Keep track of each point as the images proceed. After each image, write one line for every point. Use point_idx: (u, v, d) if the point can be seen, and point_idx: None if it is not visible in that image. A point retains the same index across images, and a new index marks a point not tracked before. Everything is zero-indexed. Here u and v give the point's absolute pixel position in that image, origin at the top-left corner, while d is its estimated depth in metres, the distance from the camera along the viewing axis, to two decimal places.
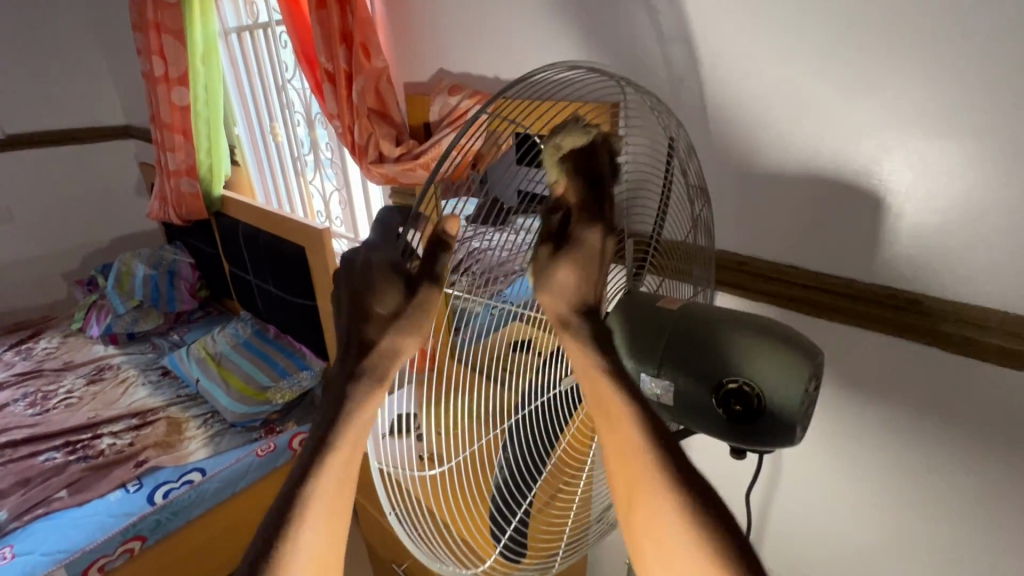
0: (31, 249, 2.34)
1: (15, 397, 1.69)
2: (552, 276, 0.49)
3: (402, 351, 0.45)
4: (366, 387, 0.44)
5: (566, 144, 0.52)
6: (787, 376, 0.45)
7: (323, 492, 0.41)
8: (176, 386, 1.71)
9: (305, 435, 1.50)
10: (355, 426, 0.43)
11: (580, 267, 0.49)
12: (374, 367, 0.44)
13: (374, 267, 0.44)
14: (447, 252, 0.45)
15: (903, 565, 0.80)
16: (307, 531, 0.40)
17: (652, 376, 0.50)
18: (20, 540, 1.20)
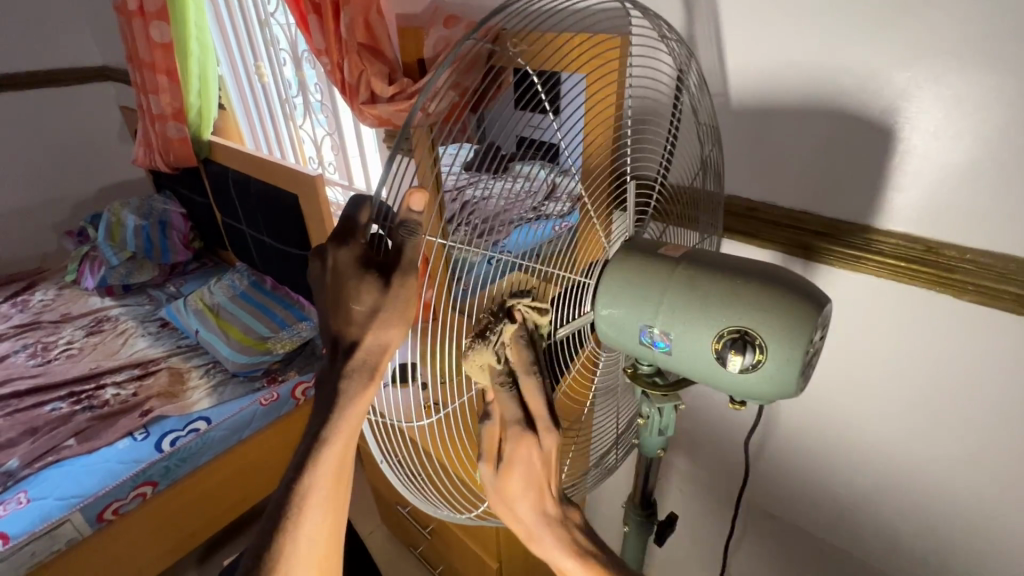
0: (18, 199, 2.28)
1: (15, 349, 1.70)
2: (498, 482, 0.53)
3: (389, 344, 0.43)
4: (358, 383, 0.44)
5: (477, 364, 0.47)
6: (791, 324, 0.43)
7: (332, 452, 0.45)
8: (175, 337, 1.71)
9: (308, 384, 1.53)
10: (346, 422, 0.45)
11: (526, 475, 0.52)
12: (363, 363, 0.43)
13: (341, 269, 0.40)
14: (418, 238, 0.40)
15: (892, 502, 0.83)
16: (316, 479, 0.45)
17: (652, 325, 0.48)
18: (33, 486, 1.22)
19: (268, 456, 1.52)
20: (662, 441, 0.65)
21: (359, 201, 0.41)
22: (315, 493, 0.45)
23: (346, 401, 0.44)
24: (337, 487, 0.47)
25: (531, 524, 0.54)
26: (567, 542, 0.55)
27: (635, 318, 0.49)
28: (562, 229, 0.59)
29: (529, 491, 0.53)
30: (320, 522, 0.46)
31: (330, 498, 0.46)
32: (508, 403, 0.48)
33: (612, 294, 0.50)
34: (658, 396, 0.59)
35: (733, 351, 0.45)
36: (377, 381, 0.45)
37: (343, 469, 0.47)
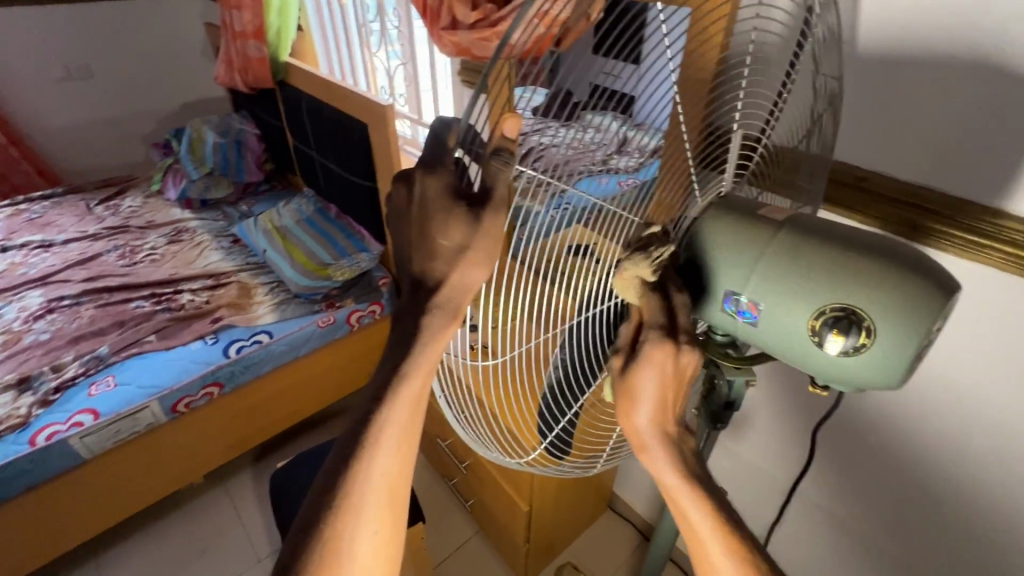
0: (112, 108, 2.42)
1: (107, 248, 1.84)
2: (626, 382, 0.48)
3: (474, 284, 0.40)
4: (441, 320, 0.41)
5: (629, 275, 0.45)
6: (908, 306, 0.38)
7: (410, 386, 0.43)
8: (245, 254, 1.80)
9: (362, 313, 1.59)
10: (426, 358, 0.42)
11: (658, 379, 0.46)
12: (448, 300, 0.40)
13: (429, 201, 0.37)
14: (510, 169, 0.37)
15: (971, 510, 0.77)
16: (393, 413, 0.43)
17: (739, 294, 0.45)
18: (120, 372, 1.35)
19: (323, 375, 1.61)
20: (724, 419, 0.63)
21: (446, 124, 0.37)
22: (391, 428, 0.43)
23: (428, 336, 0.41)
24: (412, 426, 0.44)
25: (654, 445, 0.49)
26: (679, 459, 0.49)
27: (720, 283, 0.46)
28: (629, 185, 0.52)
29: (657, 394, 0.47)
30: (390, 460, 0.43)
31: (403, 434, 0.44)
32: (659, 311, 0.46)
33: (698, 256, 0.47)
34: (731, 368, 0.56)
35: (836, 330, 0.40)
36: (458, 321, 0.42)
37: (418, 407, 0.44)
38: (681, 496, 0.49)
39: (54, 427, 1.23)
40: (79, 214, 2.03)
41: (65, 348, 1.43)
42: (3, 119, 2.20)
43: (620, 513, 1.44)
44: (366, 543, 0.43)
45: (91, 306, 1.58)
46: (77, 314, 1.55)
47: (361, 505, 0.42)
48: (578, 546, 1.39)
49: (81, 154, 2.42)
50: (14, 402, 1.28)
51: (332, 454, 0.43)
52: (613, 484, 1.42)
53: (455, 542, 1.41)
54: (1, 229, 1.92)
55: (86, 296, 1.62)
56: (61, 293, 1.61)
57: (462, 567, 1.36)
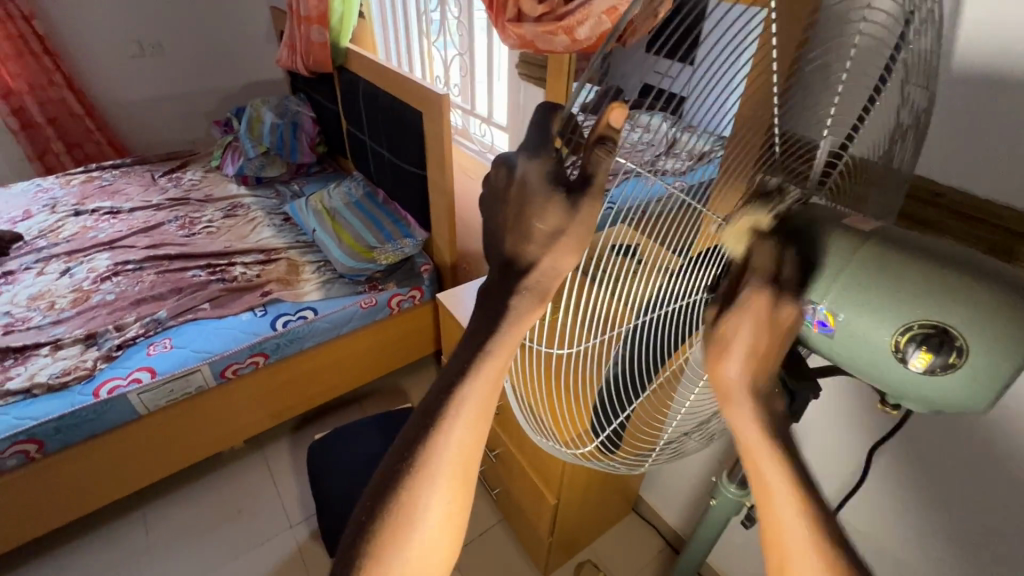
0: (179, 86, 2.54)
1: (169, 218, 1.94)
2: (722, 331, 0.44)
3: (562, 270, 0.40)
4: (527, 303, 0.42)
5: (742, 222, 0.44)
6: (1009, 332, 0.37)
7: (492, 363, 0.44)
8: (296, 233, 1.87)
9: (403, 298, 1.63)
10: (511, 336, 0.43)
11: (754, 330, 0.43)
12: (536, 284, 0.41)
13: (530, 185, 0.36)
14: (613, 159, 0.36)
15: None
16: (473, 388, 0.44)
17: (817, 303, 0.43)
18: (176, 336, 1.43)
19: (363, 354, 1.67)
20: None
21: (548, 115, 0.37)
22: (470, 401, 0.44)
23: (514, 318, 0.42)
24: (488, 402, 0.45)
25: (742, 402, 0.46)
26: (768, 416, 0.46)
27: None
28: (676, 189, 0.44)
29: (755, 346, 0.44)
30: (463, 432, 0.44)
31: (481, 408, 0.45)
32: (770, 249, 0.42)
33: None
34: (795, 379, 0.55)
35: (924, 349, 0.39)
36: (544, 304, 0.43)
37: (496, 385, 0.45)
38: (763, 457, 0.47)
39: (116, 381, 1.31)
40: (145, 184, 2.14)
41: (128, 309, 1.52)
42: (82, 91, 2.33)
43: (646, 517, 1.43)
44: (438, 511, 0.45)
45: (152, 272, 1.67)
46: (140, 279, 1.64)
47: (438, 473, 0.44)
48: (601, 544, 1.40)
49: (147, 127, 2.55)
50: (81, 355, 1.37)
51: (410, 421, 0.45)
52: (639, 488, 1.41)
53: (478, 528, 1.44)
54: (75, 194, 2.05)
55: (148, 262, 1.71)
56: (126, 258, 1.71)
57: (484, 553, 1.38)
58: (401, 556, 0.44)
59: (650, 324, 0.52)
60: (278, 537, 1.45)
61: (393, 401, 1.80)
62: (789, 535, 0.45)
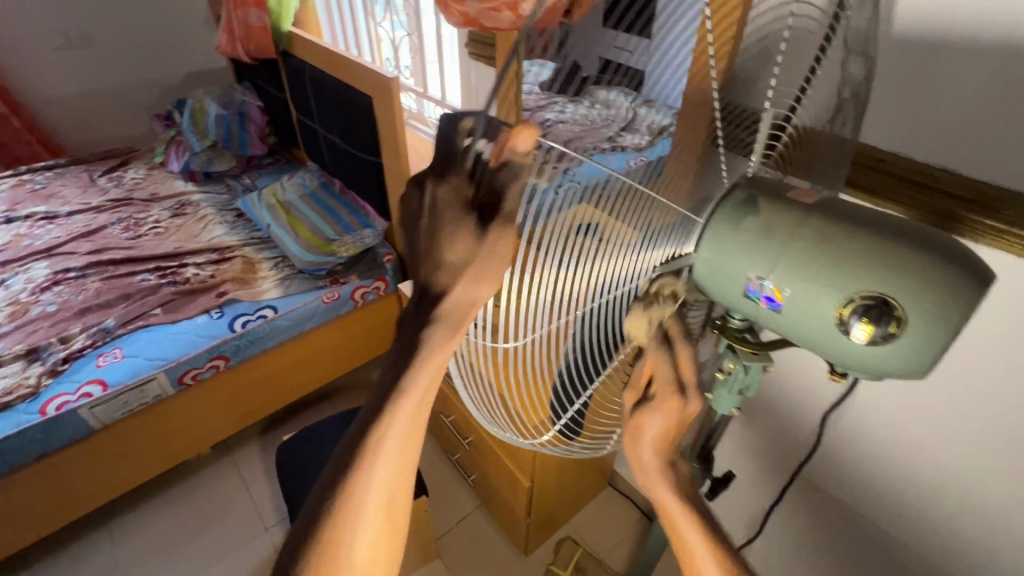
0: (113, 78, 2.39)
1: (112, 220, 1.84)
2: (638, 422, 0.57)
3: (478, 299, 0.39)
4: (441, 334, 0.40)
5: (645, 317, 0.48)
6: (940, 299, 0.38)
7: (416, 386, 0.42)
8: (250, 229, 1.79)
9: (366, 290, 1.60)
10: (430, 365, 0.42)
11: (661, 423, 0.56)
12: (449, 314, 0.39)
13: (440, 209, 0.36)
14: (521, 183, 0.34)
15: (980, 493, 0.77)
16: (398, 414, 0.43)
17: (764, 278, 0.43)
18: (127, 344, 1.36)
19: (328, 350, 1.63)
20: (738, 401, 0.61)
21: (451, 127, 0.35)
22: (394, 431, 0.43)
23: (430, 347, 0.41)
24: (416, 426, 0.44)
25: (653, 471, 0.60)
26: (676, 487, 0.61)
27: (747, 268, 0.45)
28: (637, 163, 0.44)
29: (661, 432, 0.57)
30: (391, 457, 0.44)
31: (420, 405, 0.43)
32: (667, 362, 0.52)
33: (723, 243, 0.46)
34: (747, 353, 0.55)
35: (865, 320, 0.39)
36: (461, 333, 0.41)
37: (423, 407, 0.44)
38: (675, 515, 0.61)
39: (64, 398, 1.24)
40: (83, 185, 2.02)
41: (72, 320, 1.44)
42: (4, 88, 2.17)
43: (623, 492, 1.46)
44: (367, 536, 0.45)
45: (96, 279, 1.58)
46: (84, 287, 1.55)
47: (365, 502, 0.44)
48: (579, 521, 1.42)
49: (82, 124, 2.39)
50: (24, 372, 1.30)
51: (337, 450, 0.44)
52: (613, 462, 1.43)
53: (457, 516, 1.44)
54: (5, 200, 1.92)
55: (92, 268, 1.62)
56: (67, 265, 1.62)
57: (466, 538, 1.39)
58: (350, 546, 0.45)
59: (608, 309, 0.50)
60: (253, 542, 1.42)
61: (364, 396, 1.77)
62: (696, 560, 0.60)
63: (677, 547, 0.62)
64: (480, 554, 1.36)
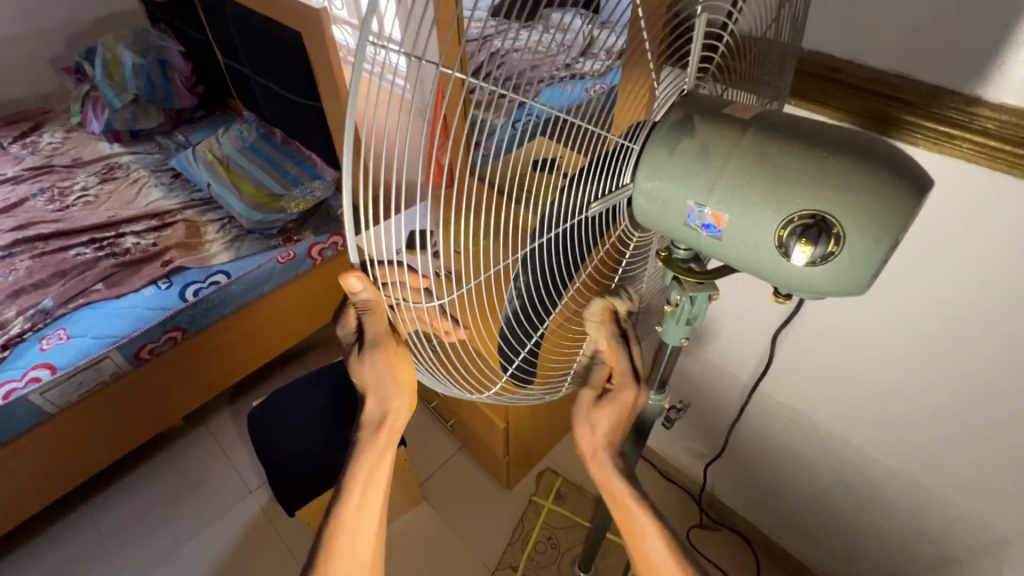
0: (6, 29, 2.10)
1: (33, 191, 1.68)
2: (594, 417, 0.60)
3: (390, 406, 0.59)
4: (371, 434, 0.61)
5: (598, 315, 0.55)
6: (884, 212, 0.36)
7: (371, 448, 0.62)
8: (189, 190, 1.67)
9: (324, 246, 1.54)
10: (378, 441, 0.62)
11: (613, 415, 0.60)
12: (372, 421, 0.61)
13: (344, 341, 0.54)
14: (373, 320, 0.49)
15: (924, 392, 0.82)
16: (364, 465, 0.63)
17: (703, 205, 0.41)
18: (71, 324, 1.29)
19: (291, 311, 1.58)
20: (687, 331, 0.60)
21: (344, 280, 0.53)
22: (362, 476, 0.63)
23: (368, 432, 0.61)
24: (376, 473, 0.64)
25: (601, 459, 0.62)
26: (626, 474, 0.63)
27: (684, 195, 0.42)
28: (597, 91, 0.48)
29: (612, 426, 0.61)
30: (358, 492, 0.64)
31: (377, 455, 0.63)
32: (623, 350, 0.56)
33: (662, 172, 0.43)
34: (693, 284, 0.54)
35: (804, 241, 0.37)
36: (385, 432, 0.61)
37: (382, 458, 0.63)
38: (628, 503, 0.63)
39: (11, 385, 1.18)
40: None
41: (6, 303, 1.34)
42: None
43: None
44: (352, 552, 0.63)
45: (26, 257, 1.46)
46: (13, 267, 1.44)
47: (343, 527, 0.63)
48: (558, 452, 1.47)
49: None
50: None
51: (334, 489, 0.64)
52: None
53: (440, 458, 1.48)
54: None
55: (19, 246, 1.50)
56: None
57: (449, 478, 1.44)
58: (331, 554, 0.62)
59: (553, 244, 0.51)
60: (239, 503, 1.43)
61: (334, 353, 1.75)
62: (646, 544, 0.62)
63: (628, 539, 0.64)
64: (465, 493, 1.41)
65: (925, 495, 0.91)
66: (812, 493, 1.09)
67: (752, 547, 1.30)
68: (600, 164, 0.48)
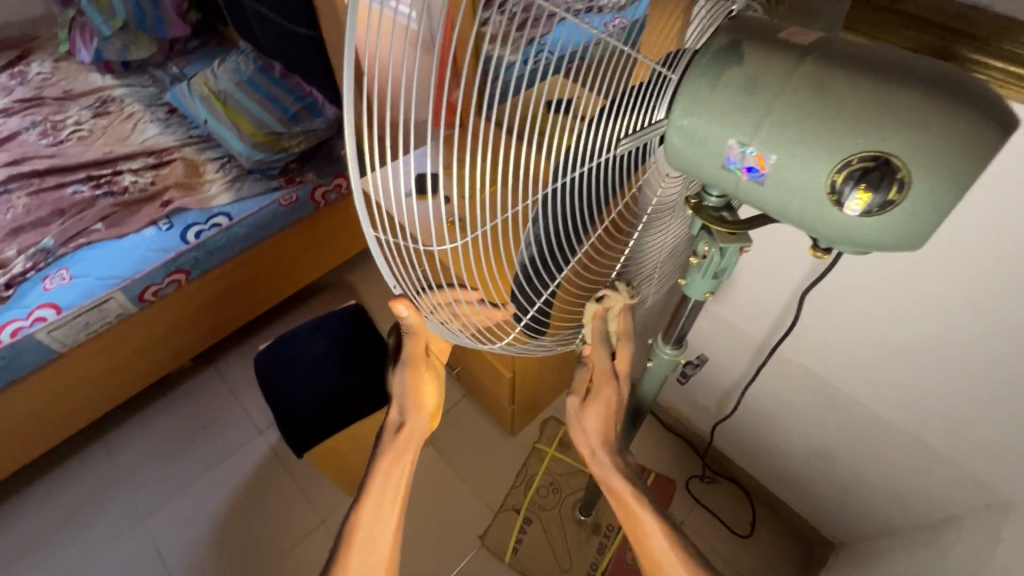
0: None
1: (25, 125, 1.62)
2: (581, 411, 0.67)
3: (410, 422, 0.65)
4: (389, 438, 0.66)
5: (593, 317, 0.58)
6: (954, 154, 0.32)
7: (391, 447, 0.66)
8: (186, 127, 1.61)
9: (327, 188, 1.49)
10: (397, 443, 0.66)
11: (603, 411, 0.67)
12: (393, 426, 0.66)
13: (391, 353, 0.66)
14: (413, 335, 0.58)
15: (946, 354, 0.79)
16: (381, 465, 0.66)
17: (746, 144, 0.36)
18: (73, 264, 1.27)
19: (296, 256, 1.55)
20: (712, 285, 0.57)
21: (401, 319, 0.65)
22: (377, 477, 0.65)
23: (387, 439, 0.66)
24: (394, 473, 0.66)
25: (598, 454, 0.69)
26: (624, 471, 0.68)
27: (724, 134, 0.37)
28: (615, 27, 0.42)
29: (602, 420, 0.67)
30: (376, 494, 0.65)
31: (393, 459, 0.66)
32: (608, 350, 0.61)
33: (699, 106, 0.38)
34: (724, 235, 0.50)
35: (862, 185, 0.33)
36: (403, 441, 0.66)
37: (399, 459, 0.66)
38: (628, 499, 0.67)
39: (17, 324, 1.18)
40: None
41: (6, 242, 1.32)
42: None
43: None
44: (367, 561, 0.63)
45: (23, 194, 1.43)
46: (11, 204, 1.40)
47: (360, 529, 0.64)
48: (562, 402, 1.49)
49: None
50: None
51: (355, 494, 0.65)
52: None
53: (447, 405, 1.49)
54: None
55: (15, 182, 1.46)
56: None
57: (454, 425, 1.46)
58: (348, 560, 0.63)
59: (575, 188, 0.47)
60: (250, 442, 1.47)
61: (340, 298, 1.73)
62: (649, 537, 0.65)
63: (631, 535, 0.67)
64: (471, 438, 1.43)
65: (931, 455, 0.90)
66: (816, 450, 1.09)
67: (750, 498, 1.33)
68: (632, 98, 0.42)
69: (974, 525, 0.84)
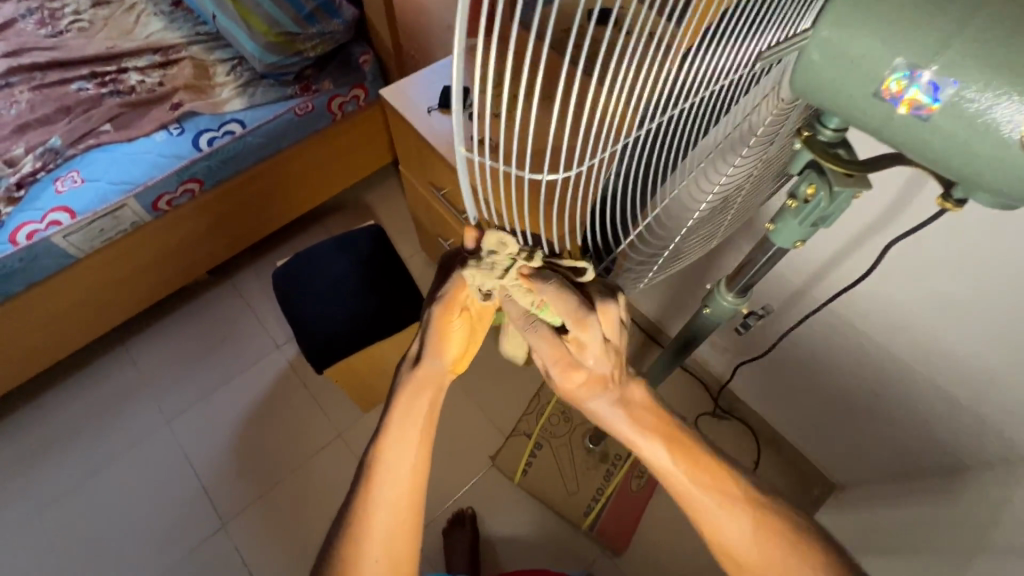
0: None
1: (21, 12, 1.50)
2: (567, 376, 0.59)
3: (437, 367, 0.61)
4: (409, 377, 0.61)
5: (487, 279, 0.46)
6: None
7: (410, 386, 0.61)
8: (193, 23, 1.48)
9: (344, 100, 1.41)
10: (420, 383, 0.61)
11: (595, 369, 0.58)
12: (418, 370, 0.61)
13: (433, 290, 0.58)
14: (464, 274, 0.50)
15: (992, 312, 0.76)
16: (400, 405, 0.60)
17: (919, 67, 0.27)
18: (83, 167, 1.22)
19: (314, 170, 1.50)
20: (806, 233, 0.51)
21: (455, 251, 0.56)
22: (394, 418, 0.60)
23: (408, 378, 0.61)
24: (413, 418, 0.60)
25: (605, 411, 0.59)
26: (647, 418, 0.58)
27: (888, 53, 0.27)
28: None
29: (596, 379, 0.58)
30: (394, 437, 0.59)
31: (411, 399, 0.60)
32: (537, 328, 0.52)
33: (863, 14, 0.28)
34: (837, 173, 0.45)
35: None
36: (427, 384, 0.61)
37: (418, 400, 0.60)
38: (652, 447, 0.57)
39: (32, 226, 1.15)
40: None
41: (13, 139, 1.27)
42: None
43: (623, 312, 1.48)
44: (389, 506, 0.58)
45: (25, 88, 1.35)
46: (13, 99, 1.33)
47: (377, 473, 0.58)
48: None
49: None
50: None
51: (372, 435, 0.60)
52: None
53: None
54: None
55: (17, 76, 1.37)
56: None
57: None
58: (369, 500, 0.57)
59: (659, 128, 0.39)
60: (268, 357, 1.49)
61: (356, 218, 1.69)
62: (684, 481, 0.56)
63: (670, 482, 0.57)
64: (485, 365, 1.45)
65: (953, 410, 0.89)
66: (832, 396, 1.09)
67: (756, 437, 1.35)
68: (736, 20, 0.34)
69: (984, 480, 0.84)
